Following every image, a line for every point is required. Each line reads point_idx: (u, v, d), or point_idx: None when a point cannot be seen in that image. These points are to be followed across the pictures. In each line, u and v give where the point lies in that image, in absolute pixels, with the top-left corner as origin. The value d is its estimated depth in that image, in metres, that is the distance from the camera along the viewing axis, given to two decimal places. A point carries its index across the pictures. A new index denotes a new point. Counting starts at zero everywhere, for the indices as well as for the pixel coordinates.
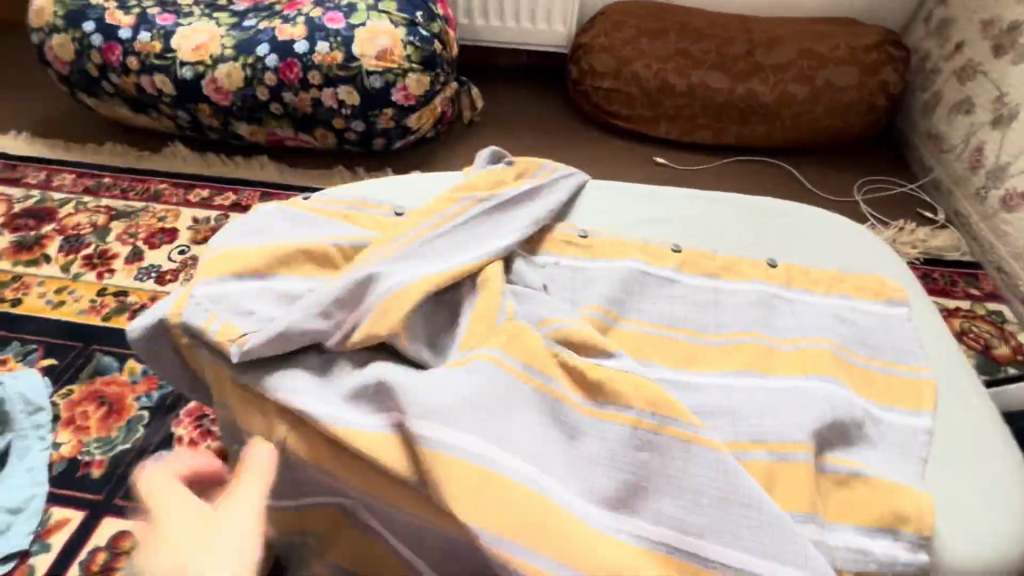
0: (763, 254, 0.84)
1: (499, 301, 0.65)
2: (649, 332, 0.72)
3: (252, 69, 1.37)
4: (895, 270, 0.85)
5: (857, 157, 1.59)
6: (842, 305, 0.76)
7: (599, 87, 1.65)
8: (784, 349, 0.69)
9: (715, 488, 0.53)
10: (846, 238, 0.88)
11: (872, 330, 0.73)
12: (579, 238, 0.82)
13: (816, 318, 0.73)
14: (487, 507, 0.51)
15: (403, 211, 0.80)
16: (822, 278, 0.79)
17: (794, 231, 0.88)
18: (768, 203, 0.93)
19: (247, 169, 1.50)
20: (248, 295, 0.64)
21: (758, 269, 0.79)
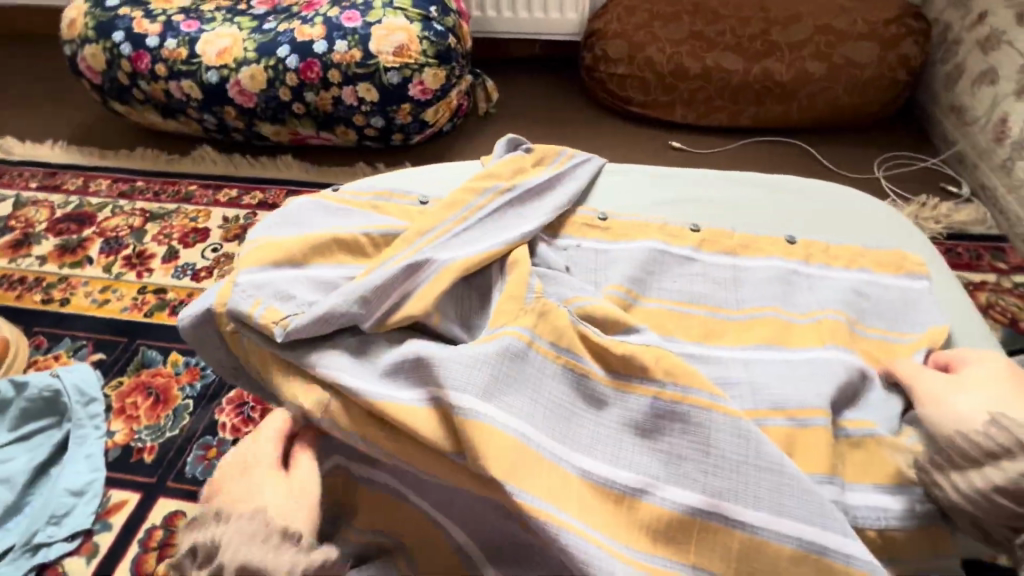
0: (782, 231, 0.85)
1: (526, 281, 0.67)
2: (670, 310, 0.74)
3: (274, 71, 1.41)
4: (916, 243, 0.85)
5: (877, 133, 1.58)
6: (861, 279, 0.77)
7: (613, 74, 1.65)
8: (804, 322, 0.70)
9: (736, 452, 0.56)
10: (865, 213, 0.89)
11: (892, 306, 0.74)
12: (599, 221, 0.84)
13: (836, 292, 0.74)
14: (521, 473, 0.55)
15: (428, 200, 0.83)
16: (842, 253, 0.80)
17: (813, 207, 0.89)
18: (786, 181, 0.94)
19: (272, 168, 1.55)
20: (288, 283, 0.68)
21: (776, 245, 0.81)
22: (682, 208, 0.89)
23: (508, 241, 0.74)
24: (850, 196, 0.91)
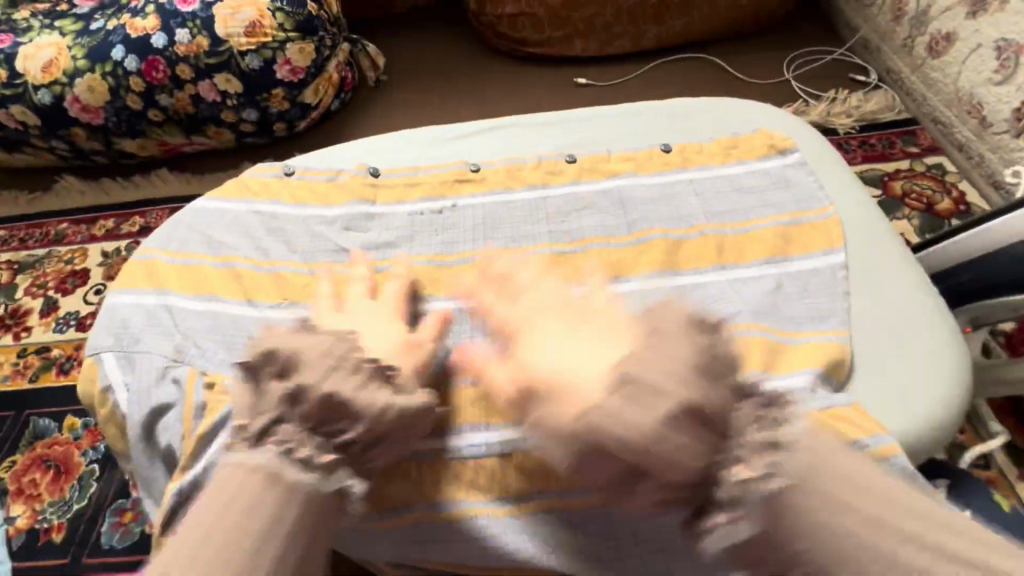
0: (658, 139, 0.84)
1: (433, 272, 0.72)
2: (552, 252, 0.72)
3: (114, 77, 1.24)
4: (809, 134, 0.82)
5: (783, 33, 1.51)
6: (735, 178, 0.76)
7: (502, 15, 1.51)
8: (686, 238, 0.71)
9: None
10: (747, 117, 0.85)
11: (768, 192, 0.74)
12: (472, 173, 0.81)
13: (724, 202, 0.74)
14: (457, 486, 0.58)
15: (377, 169, 0.83)
16: (715, 153, 0.80)
17: (692, 119, 0.86)
18: (700, 125, 0.85)
19: (148, 188, 1.38)
20: (207, 333, 0.67)
21: (654, 160, 0.80)
22: (576, 166, 0.81)
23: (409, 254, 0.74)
24: (784, 149, 0.78)
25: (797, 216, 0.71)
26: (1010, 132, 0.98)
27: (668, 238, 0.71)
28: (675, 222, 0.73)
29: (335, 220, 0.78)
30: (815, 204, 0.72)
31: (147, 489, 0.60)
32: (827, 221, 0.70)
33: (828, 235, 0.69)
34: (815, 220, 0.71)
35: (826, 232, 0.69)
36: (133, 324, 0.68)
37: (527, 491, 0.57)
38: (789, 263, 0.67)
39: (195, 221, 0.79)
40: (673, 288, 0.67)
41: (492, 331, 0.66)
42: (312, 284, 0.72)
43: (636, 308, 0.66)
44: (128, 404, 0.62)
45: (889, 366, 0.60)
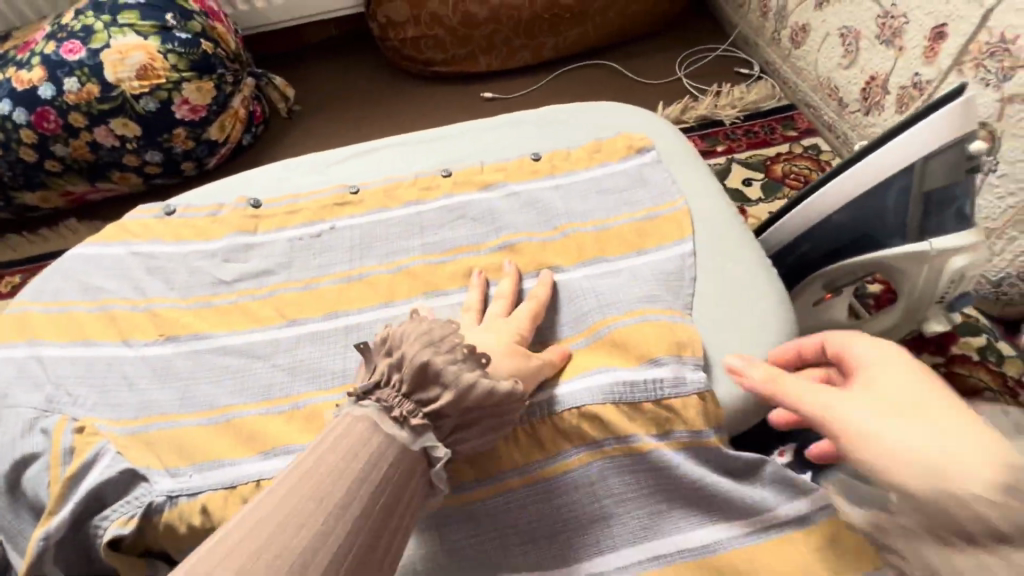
0: (529, 149, 0.88)
1: (310, 294, 0.73)
2: (427, 263, 0.74)
3: (4, 131, 1.22)
4: (667, 133, 0.87)
5: (674, 34, 1.60)
6: (598, 178, 0.81)
7: (405, 38, 1.55)
8: (549, 239, 0.75)
9: None
10: (611, 121, 0.90)
11: (626, 188, 0.79)
12: (351, 195, 0.83)
13: (585, 202, 0.78)
14: None
15: (258, 200, 0.85)
16: (581, 156, 0.84)
17: (560, 128, 0.90)
18: (567, 133, 0.89)
19: (56, 239, 1.36)
20: (77, 378, 0.67)
21: (523, 167, 0.84)
22: (450, 179, 0.84)
23: (287, 281, 0.76)
24: (642, 149, 0.83)
25: (650, 211, 0.75)
26: (861, 110, 1.06)
27: (533, 240, 0.74)
28: (540, 225, 0.76)
29: (214, 253, 0.79)
30: (667, 196, 0.77)
31: (14, 542, 0.59)
32: (677, 210, 0.75)
33: (678, 224, 0.73)
34: (667, 210, 0.75)
35: (677, 224, 0.73)
36: (1, 378, 0.66)
37: None
38: (641, 256, 0.71)
39: (72, 268, 0.79)
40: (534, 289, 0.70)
41: (362, 345, 0.68)
42: (191, 318, 0.73)
43: None
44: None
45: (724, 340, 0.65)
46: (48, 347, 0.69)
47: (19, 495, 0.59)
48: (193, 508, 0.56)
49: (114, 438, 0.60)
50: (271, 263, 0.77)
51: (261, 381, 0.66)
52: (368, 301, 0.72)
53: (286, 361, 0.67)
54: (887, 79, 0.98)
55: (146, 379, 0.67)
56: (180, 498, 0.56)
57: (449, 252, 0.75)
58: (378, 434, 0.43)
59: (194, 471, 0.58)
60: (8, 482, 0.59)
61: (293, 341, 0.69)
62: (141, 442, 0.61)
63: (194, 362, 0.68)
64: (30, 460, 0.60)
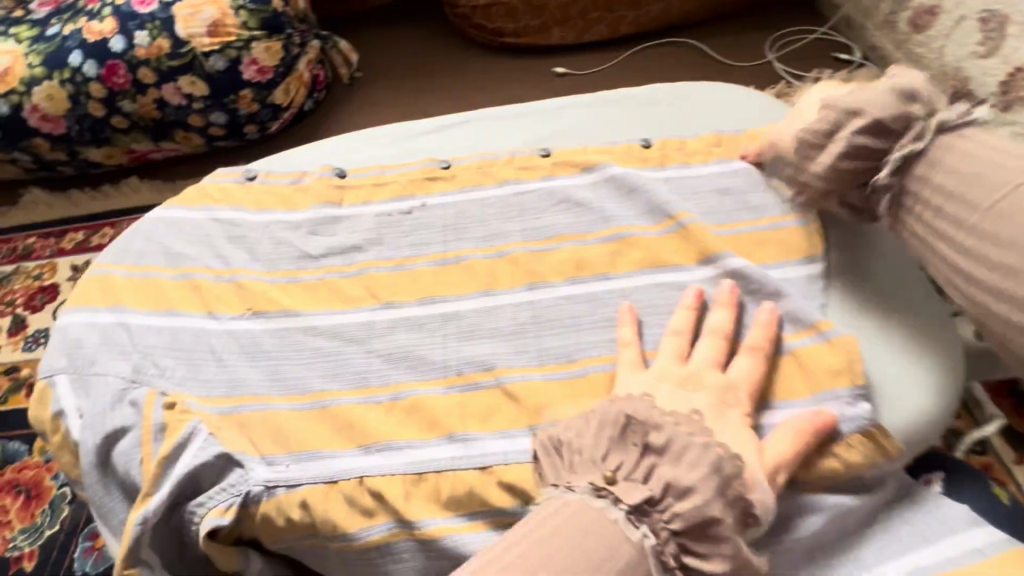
0: (638, 135, 0.81)
1: (401, 274, 0.68)
2: (534, 251, 0.69)
3: (73, 84, 1.19)
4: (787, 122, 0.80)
5: (765, 12, 1.47)
6: (718, 167, 0.74)
7: (477, 5, 1.47)
8: (671, 232, 0.68)
9: None
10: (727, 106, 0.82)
11: (752, 181, 0.72)
12: (442, 170, 0.78)
13: (703, 195, 0.71)
14: (428, 501, 0.51)
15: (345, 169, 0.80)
16: (699, 147, 0.76)
17: (669, 110, 0.83)
18: (674, 121, 0.82)
19: (119, 198, 1.35)
20: (163, 351, 0.64)
21: (635, 153, 0.77)
22: (551, 161, 0.77)
23: (378, 259, 0.71)
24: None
25: (776, 219, 0.68)
26: (997, 107, 0.94)
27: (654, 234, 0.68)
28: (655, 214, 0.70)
29: (300, 225, 0.74)
30: None
31: (104, 519, 0.57)
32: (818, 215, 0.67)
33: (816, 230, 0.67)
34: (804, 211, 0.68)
35: (805, 235, 0.66)
36: (87, 344, 0.64)
37: (510, 510, 0.50)
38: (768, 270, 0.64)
39: (153, 231, 0.75)
40: (656, 292, 0.64)
41: (465, 337, 0.62)
42: (285, 292, 0.69)
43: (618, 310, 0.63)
44: (81, 433, 0.58)
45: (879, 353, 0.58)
46: (130, 316, 0.66)
47: (109, 471, 0.57)
48: (292, 502, 0.52)
49: (206, 417, 0.57)
50: (363, 238, 0.73)
51: (358, 367, 0.61)
52: (470, 292, 0.66)
53: (384, 346, 0.62)
54: None
55: (235, 355, 0.63)
56: (278, 490, 0.53)
57: (562, 241, 0.69)
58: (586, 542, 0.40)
59: (292, 460, 0.54)
60: (97, 457, 0.57)
61: (390, 325, 0.64)
62: (235, 424, 0.57)
63: (286, 342, 0.64)
64: (119, 438, 0.57)
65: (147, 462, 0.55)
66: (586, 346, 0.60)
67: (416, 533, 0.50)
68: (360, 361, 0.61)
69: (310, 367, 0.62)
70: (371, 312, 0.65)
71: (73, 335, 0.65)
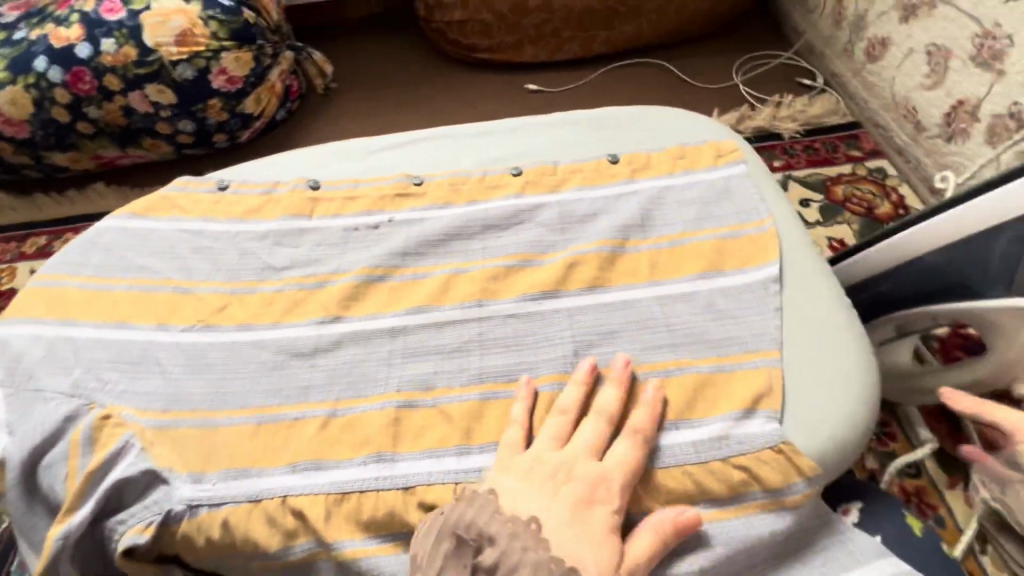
0: (605, 151, 0.82)
1: (347, 291, 0.68)
2: (486, 269, 0.69)
3: (38, 88, 1.18)
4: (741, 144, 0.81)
5: (733, 37, 1.51)
6: (672, 187, 0.75)
7: (451, 21, 1.50)
8: (628, 253, 0.69)
9: None
10: (685, 129, 0.84)
11: (704, 202, 0.73)
12: (414, 186, 0.80)
13: (656, 215, 0.72)
14: (352, 521, 0.51)
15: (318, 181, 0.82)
16: (664, 160, 0.78)
17: (625, 133, 0.84)
18: (638, 138, 0.84)
19: (83, 203, 1.34)
20: (104, 365, 0.64)
21: (598, 171, 0.78)
22: (520, 179, 0.79)
23: (328, 275, 0.71)
24: (731, 160, 0.77)
25: (735, 229, 0.69)
26: (942, 137, 1.01)
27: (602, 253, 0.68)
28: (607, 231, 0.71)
29: (252, 240, 0.75)
30: (753, 216, 0.70)
31: (27, 536, 0.56)
32: (765, 235, 0.68)
33: (764, 248, 0.67)
34: (751, 233, 0.69)
35: (764, 245, 0.67)
36: (29, 359, 0.64)
37: None
38: (722, 278, 0.65)
39: (106, 245, 0.76)
40: (604, 306, 0.64)
41: (410, 354, 0.63)
42: (233, 304, 0.69)
43: (561, 330, 0.63)
44: (7, 449, 0.57)
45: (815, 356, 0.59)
46: (77, 329, 0.67)
47: (35, 486, 0.56)
48: (213, 521, 0.52)
49: (140, 431, 0.57)
50: (317, 253, 0.74)
51: (300, 382, 0.61)
52: (416, 312, 0.66)
53: (328, 363, 0.63)
54: (979, 105, 0.93)
55: (178, 368, 0.63)
56: (201, 509, 0.52)
57: (515, 260, 0.70)
58: None
59: (220, 478, 0.54)
60: (22, 472, 0.56)
61: (335, 342, 0.64)
62: (168, 439, 0.57)
63: (230, 356, 0.64)
64: (48, 452, 0.57)
65: (72, 476, 0.55)
66: (529, 364, 0.61)
67: (336, 554, 0.50)
68: (304, 376, 0.62)
69: (251, 382, 0.62)
70: (316, 328, 0.66)
71: (15, 347, 0.66)
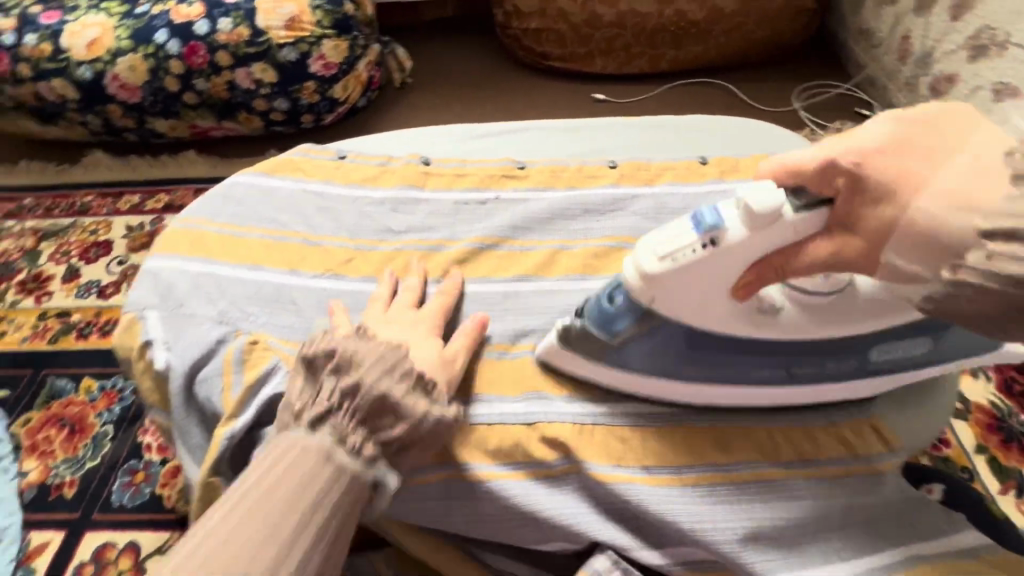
0: (694, 154, 0.89)
1: (462, 255, 0.75)
2: (588, 247, 0.76)
3: (155, 59, 1.28)
4: None
5: (794, 65, 1.58)
6: None
7: (528, 29, 1.58)
8: None
9: (645, 412, 0.60)
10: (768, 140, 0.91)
11: None
12: (517, 170, 0.87)
13: None
14: (483, 447, 0.58)
15: (429, 158, 0.89)
16: (749, 166, 0.85)
17: (713, 138, 0.91)
18: (725, 144, 0.90)
19: (176, 168, 1.43)
20: (246, 299, 0.71)
21: (688, 170, 0.85)
22: (616, 171, 0.86)
23: (442, 241, 0.78)
24: None
25: None
26: None
27: None
28: None
29: (374, 204, 0.83)
30: None
31: (185, 439, 0.65)
32: None
33: None
34: None
35: None
36: (178, 288, 0.71)
37: (552, 461, 0.58)
38: None
39: (238, 197, 0.84)
40: None
41: (521, 313, 0.70)
42: (358, 258, 0.76)
43: None
44: (170, 362, 0.65)
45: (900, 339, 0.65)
46: (218, 267, 0.74)
47: (193, 397, 0.64)
48: None
49: (285, 357, 0.64)
50: (431, 220, 0.81)
51: None
52: (527, 280, 0.73)
53: (447, 314, 0.69)
54: None
55: (312, 308, 0.70)
56: None
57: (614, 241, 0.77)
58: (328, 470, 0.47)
59: None
60: (185, 383, 0.64)
61: (452, 298, 0.71)
62: None
63: (358, 302, 0.71)
64: (205, 368, 0.64)
65: (230, 390, 0.62)
66: None
67: (469, 475, 0.58)
68: None
69: None
70: (435, 285, 0.73)
71: (166, 278, 0.73)
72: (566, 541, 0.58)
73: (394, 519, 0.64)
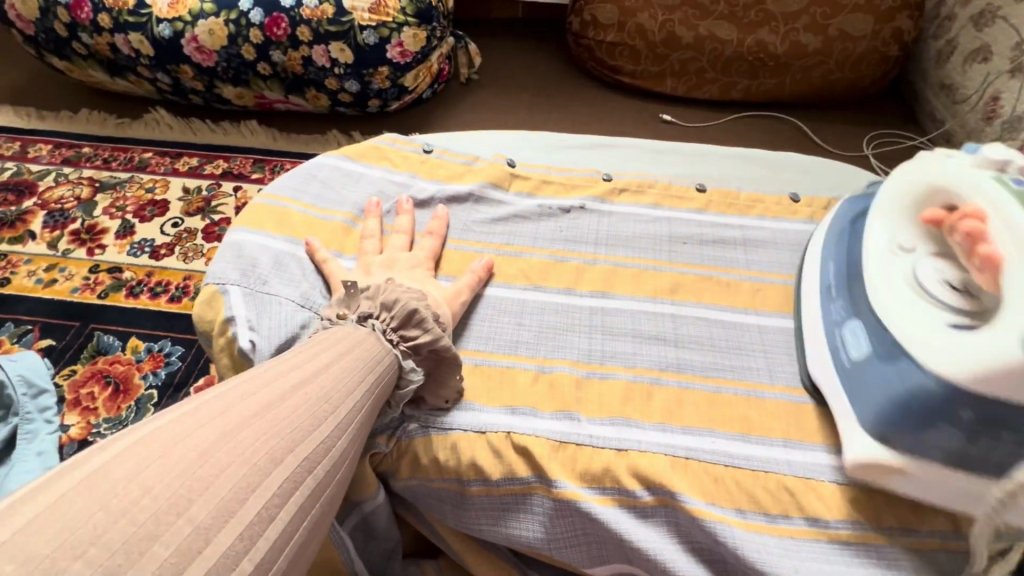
0: (785, 189, 0.86)
1: (550, 263, 0.73)
2: (678, 271, 0.73)
3: (236, 25, 1.28)
4: None
5: (867, 112, 1.56)
6: None
7: (603, 41, 1.56)
8: None
9: (740, 453, 0.57)
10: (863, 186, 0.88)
11: None
12: (604, 181, 0.83)
13: None
14: (569, 469, 0.55)
15: (514, 160, 0.86)
16: None
17: (807, 178, 0.88)
18: (819, 184, 0.87)
19: (236, 136, 1.42)
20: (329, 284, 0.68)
21: (783, 205, 0.81)
22: (706, 196, 0.82)
23: (527, 245, 0.75)
24: None
25: None
26: None
27: (792, 282, 0.72)
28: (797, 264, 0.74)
29: (457, 198, 0.80)
30: None
31: None
32: None
33: None
34: None
35: None
36: (261, 265, 0.69)
37: (640, 491, 0.54)
38: None
39: (320, 176, 0.81)
40: (797, 331, 0.67)
41: (611, 332, 0.66)
42: (441, 254, 0.73)
43: (753, 341, 0.66)
44: (253, 343, 0.62)
45: (905, 374, 0.52)
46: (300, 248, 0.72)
47: None
48: (442, 442, 0.57)
49: None
50: (516, 220, 0.78)
51: (508, 337, 0.65)
52: (617, 298, 0.69)
53: (533, 325, 0.66)
54: None
55: None
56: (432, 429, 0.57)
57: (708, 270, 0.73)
58: (347, 402, 0.44)
59: (444, 407, 0.58)
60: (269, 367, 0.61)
61: (539, 307, 0.68)
62: None
63: None
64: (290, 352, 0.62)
65: None
66: (727, 368, 0.63)
67: (555, 491, 0.54)
68: (511, 330, 0.65)
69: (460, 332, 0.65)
70: (520, 291, 0.69)
71: (248, 251, 0.70)
72: (644, 571, 0.54)
73: (458, 530, 0.60)
